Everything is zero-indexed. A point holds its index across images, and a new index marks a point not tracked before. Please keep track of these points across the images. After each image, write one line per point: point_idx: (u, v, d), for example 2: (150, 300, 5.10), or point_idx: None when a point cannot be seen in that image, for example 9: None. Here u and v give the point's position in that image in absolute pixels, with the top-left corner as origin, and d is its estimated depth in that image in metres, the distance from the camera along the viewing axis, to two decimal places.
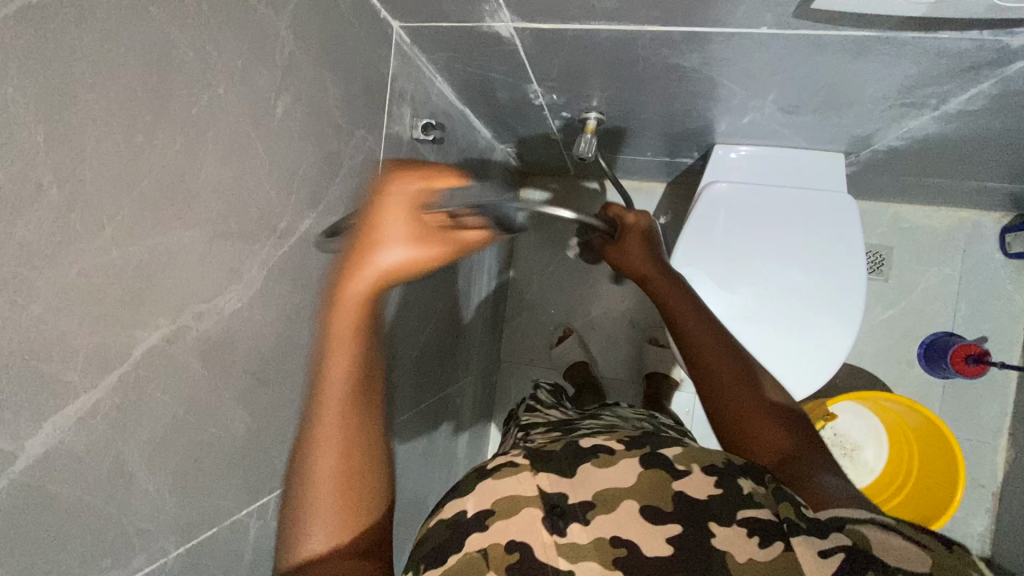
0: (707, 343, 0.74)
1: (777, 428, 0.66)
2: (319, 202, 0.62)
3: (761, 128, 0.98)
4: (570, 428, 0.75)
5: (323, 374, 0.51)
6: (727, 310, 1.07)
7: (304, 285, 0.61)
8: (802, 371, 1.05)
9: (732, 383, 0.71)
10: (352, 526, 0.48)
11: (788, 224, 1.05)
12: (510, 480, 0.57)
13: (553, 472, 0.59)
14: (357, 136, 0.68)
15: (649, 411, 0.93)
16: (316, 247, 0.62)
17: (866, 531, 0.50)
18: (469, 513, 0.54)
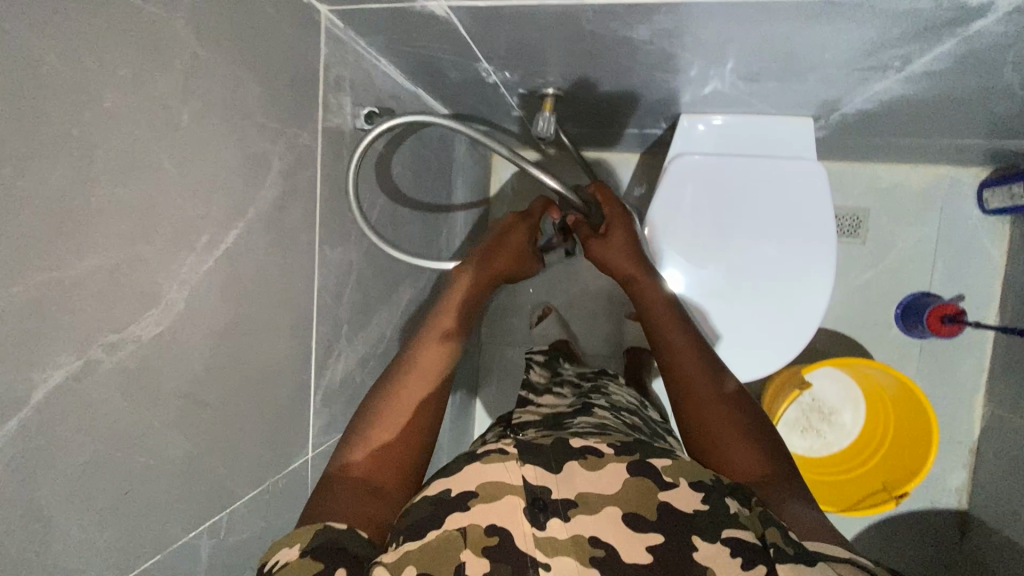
0: (689, 356, 0.77)
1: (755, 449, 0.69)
2: (248, 210, 0.59)
3: (725, 96, 0.94)
4: (558, 424, 0.74)
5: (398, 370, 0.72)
6: (698, 287, 1.05)
7: (237, 298, 0.58)
8: (770, 347, 1.05)
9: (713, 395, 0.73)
10: (376, 470, 0.64)
11: (761, 196, 1.03)
12: (498, 469, 0.61)
13: (539, 464, 0.62)
14: (288, 134, 0.64)
15: (640, 405, 0.91)
16: (246, 257, 0.59)
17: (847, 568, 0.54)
18: (454, 493, 0.59)
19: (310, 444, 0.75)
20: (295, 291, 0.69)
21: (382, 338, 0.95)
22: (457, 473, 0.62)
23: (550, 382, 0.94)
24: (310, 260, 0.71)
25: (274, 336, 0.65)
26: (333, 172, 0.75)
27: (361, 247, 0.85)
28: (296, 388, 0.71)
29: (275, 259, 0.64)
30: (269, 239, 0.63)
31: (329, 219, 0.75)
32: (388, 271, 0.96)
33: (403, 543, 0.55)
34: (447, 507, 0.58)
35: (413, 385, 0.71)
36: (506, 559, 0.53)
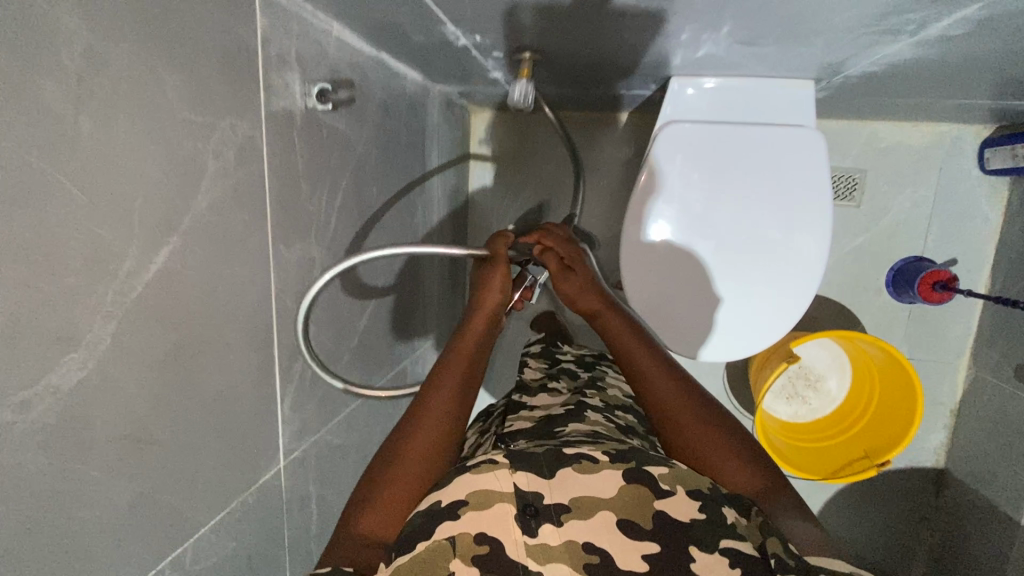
0: (665, 385, 0.76)
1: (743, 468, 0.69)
2: (179, 221, 0.52)
3: (719, 59, 0.85)
4: (550, 431, 0.71)
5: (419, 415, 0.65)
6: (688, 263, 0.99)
7: (177, 321, 0.53)
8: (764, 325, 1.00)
9: (692, 422, 0.72)
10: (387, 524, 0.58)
11: (753, 171, 0.96)
12: (487, 475, 0.58)
13: (532, 471, 0.60)
14: (222, 126, 0.56)
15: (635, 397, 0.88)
16: (183, 274, 0.53)
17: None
18: (443, 502, 0.56)
19: (281, 453, 0.72)
20: (247, 300, 0.63)
21: (353, 332, 0.90)
22: (445, 483, 0.59)
23: (546, 378, 0.88)
24: (263, 263, 0.65)
25: (226, 352, 0.60)
26: (283, 162, 0.67)
27: (323, 240, 0.78)
28: (258, 401, 0.66)
29: (220, 270, 0.58)
30: (210, 249, 0.56)
31: (282, 214, 0.68)
32: (356, 259, 0.89)
33: (394, 558, 0.53)
34: (436, 517, 0.55)
35: (425, 429, 0.64)
36: (497, 569, 0.51)
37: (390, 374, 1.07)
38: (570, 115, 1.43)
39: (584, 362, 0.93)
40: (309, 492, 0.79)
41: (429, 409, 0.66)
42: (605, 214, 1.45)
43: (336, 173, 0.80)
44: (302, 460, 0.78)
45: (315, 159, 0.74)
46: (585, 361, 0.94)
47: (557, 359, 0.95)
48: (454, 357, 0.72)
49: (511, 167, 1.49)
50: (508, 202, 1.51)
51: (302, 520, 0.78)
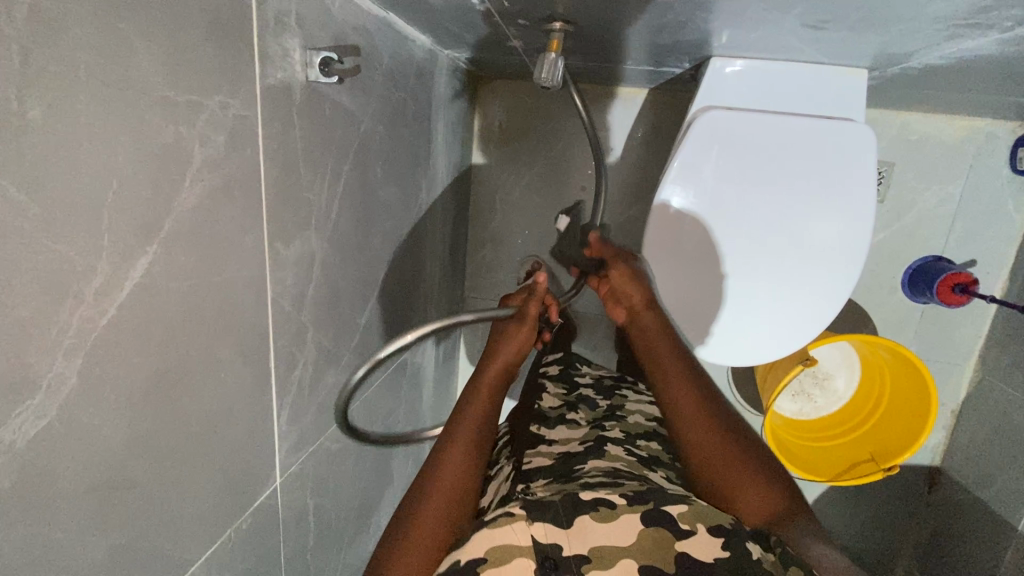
0: (688, 398, 0.72)
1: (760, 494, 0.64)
2: (158, 226, 0.43)
3: (771, 41, 0.77)
4: (569, 473, 0.67)
5: (437, 464, 0.62)
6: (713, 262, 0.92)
7: (160, 344, 0.44)
8: (786, 331, 0.95)
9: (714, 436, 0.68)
10: None
11: (793, 167, 0.88)
12: (504, 530, 0.54)
13: (549, 520, 0.56)
14: (209, 106, 0.46)
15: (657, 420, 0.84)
16: (168, 288, 0.44)
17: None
18: (461, 563, 0.52)
19: (277, 470, 0.65)
20: (241, 309, 0.54)
21: (353, 330, 0.82)
22: (462, 544, 0.55)
23: (564, 407, 0.84)
24: (258, 266, 0.56)
25: (218, 371, 0.52)
26: (281, 146, 0.57)
27: (324, 233, 0.69)
28: (255, 419, 0.59)
29: (210, 279, 0.49)
30: (197, 255, 0.47)
31: (280, 207, 0.59)
32: (359, 250, 0.80)
33: None
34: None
35: (446, 479, 0.61)
36: None
37: (389, 369, 1.00)
38: (585, 88, 1.32)
39: (603, 388, 0.89)
40: (305, 506, 0.73)
41: (450, 460, 0.62)
42: (617, 198, 1.38)
43: (340, 155, 0.70)
44: (300, 474, 0.71)
45: (316, 141, 0.64)
46: (605, 387, 0.90)
47: (576, 383, 0.90)
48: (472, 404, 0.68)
49: (520, 143, 1.39)
50: (514, 181, 1.41)
51: (298, 535, 0.73)
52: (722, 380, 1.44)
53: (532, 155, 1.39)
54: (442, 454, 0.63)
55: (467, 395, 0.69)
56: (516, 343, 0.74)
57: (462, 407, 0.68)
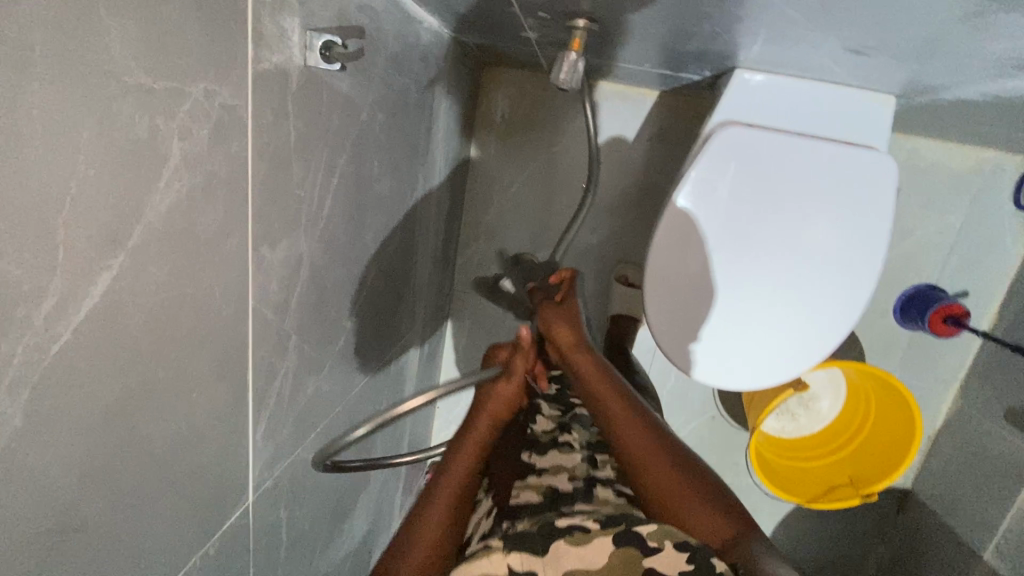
0: (646, 452, 0.69)
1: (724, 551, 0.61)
2: (126, 235, 0.37)
3: (804, 60, 0.72)
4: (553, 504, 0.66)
5: (417, 521, 0.59)
6: (719, 284, 0.89)
7: (125, 367, 0.39)
8: (788, 356, 0.92)
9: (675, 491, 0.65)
10: None
11: (810, 191, 0.85)
12: (479, 562, 0.53)
13: (525, 549, 0.54)
14: (192, 94, 0.40)
15: None
16: (135, 304, 0.39)
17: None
18: None
19: (249, 489, 0.60)
20: (218, 321, 0.49)
21: (337, 333, 0.76)
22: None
23: (557, 429, 0.80)
24: (239, 273, 0.50)
25: (189, 392, 0.47)
26: (272, 139, 0.51)
27: (314, 233, 0.63)
28: (228, 438, 0.54)
29: (183, 292, 0.43)
30: (170, 266, 0.41)
31: (266, 206, 0.52)
32: (349, 249, 0.75)
33: None
34: None
35: (427, 537, 0.58)
36: None
37: (372, 371, 0.95)
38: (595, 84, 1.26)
39: None
40: (276, 522, 0.69)
41: (430, 515, 0.59)
42: (619, 202, 1.33)
43: (335, 148, 0.64)
44: (274, 489, 0.67)
45: (311, 132, 0.58)
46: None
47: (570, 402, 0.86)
48: (459, 457, 0.65)
49: (522, 136, 1.33)
50: (513, 175, 1.36)
51: (268, 551, 0.69)
52: (707, 392, 1.43)
53: (534, 150, 1.33)
54: (422, 511, 0.60)
55: (453, 451, 0.66)
56: (503, 402, 0.72)
57: (449, 461, 0.65)
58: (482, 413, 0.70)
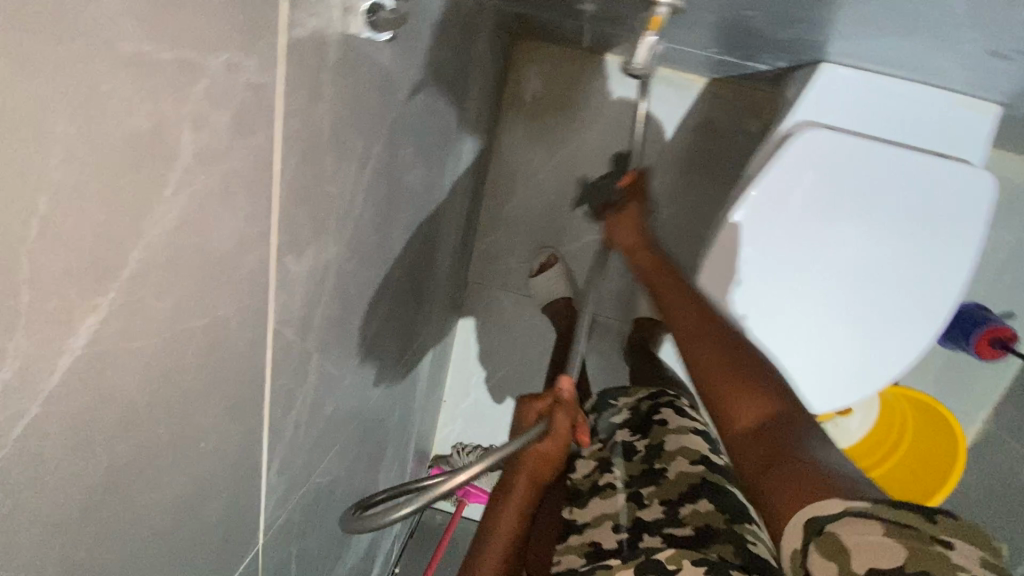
0: (701, 344, 0.66)
1: (763, 434, 0.55)
2: (118, 265, 0.27)
3: (923, 26, 0.61)
4: (591, 560, 0.67)
5: None
6: (792, 290, 0.79)
7: (114, 431, 0.30)
8: (878, 354, 0.81)
9: (729, 378, 0.61)
10: None
11: (892, 206, 0.76)
12: None
13: None
14: (210, 68, 0.29)
15: (706, 454, 0.73)
16: (129, 351, 0.29)
17: (927, 553, 0.39)
18: None
19: (259, 532, 0.52)
20: (231, 354, 0.39)
21: (358, 344, 0.67)
22: None
23: (598, 472, 0.79)
24: (258, 294, 0.40)
25: (194, 445, 0.37)
26: (304, 126, 0.41)
27: (343, 236, 0.53)
28: (238, 483, 0.45)
29: (191, 327, 0.34)
30: (176, 297, 0.32)
31: (294, 208, 0.42)
32: (376, 249, 0.64)
33: None
34: None
35: None
36: None
37: (386, 381, 0.86)
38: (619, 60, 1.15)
39: (642, 427, 0.83)
40: (284, 559, 0.60)
41: None
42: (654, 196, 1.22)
43: (371, 134, 0.53)
44: (284, 523, 0.58)
45: (346, 116, 0.47)
46: (645, 420, 0.83)
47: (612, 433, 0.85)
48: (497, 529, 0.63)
49: (553, 118, 1.21)
50: (540, 161, 1.25)
51: None
52: None
53: (566, 134, 1.22)
54: None
55: (489, 522, 0.63)
56: (542, 458, 0.64)
57: (488, 530, 0.63)
58: (520, 474, 0.65)
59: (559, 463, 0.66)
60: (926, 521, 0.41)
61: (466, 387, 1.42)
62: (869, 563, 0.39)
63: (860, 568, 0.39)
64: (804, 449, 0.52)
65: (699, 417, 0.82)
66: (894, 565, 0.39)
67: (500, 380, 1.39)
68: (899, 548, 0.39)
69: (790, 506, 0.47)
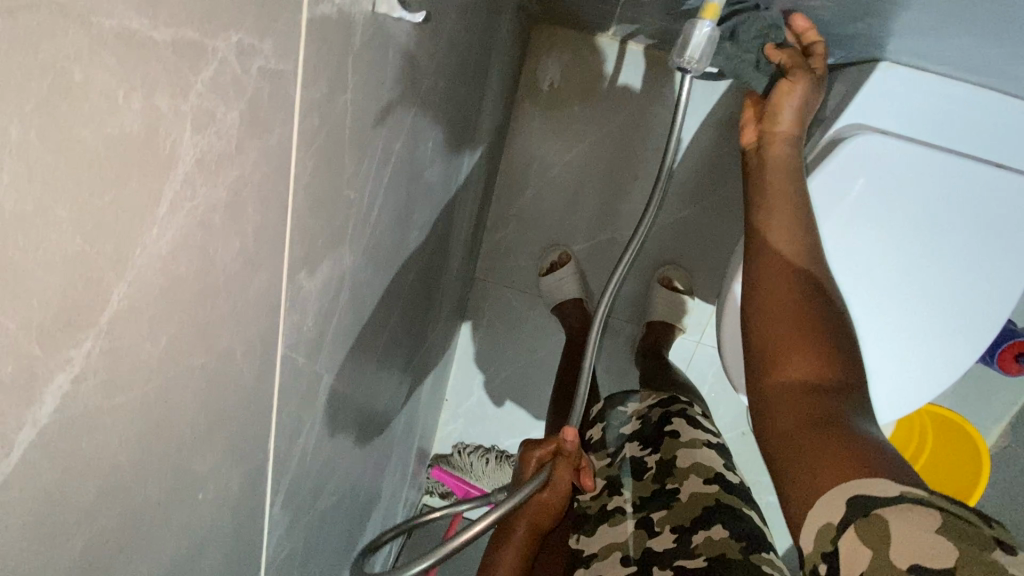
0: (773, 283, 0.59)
1: (815, 399, 0.50)
2: (98, 305, 0.21)
3: (1001, 26, 0.56)
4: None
5: None
6: (853, 288, 0.72)
7: (93, 506, 0.24)
8: (951, 337, 0.74)
9: (794, 331, 0.55)
10: None
11: (956, 202, 0.70)
12: None
13: None
14: (218, 51, 0.23)
15: (721, 472, 0.68)
16: (112, 405, 0.23)
17: (980, 554, 0.34)
18: None
19: (264, 568, 0.47)
20: (237, 389, 0.33)
21: (369, 354, 0.61)
22: None
23: (606, 492, 0.72)
24: (269, 319, 0.34)
25: (192, 496, 0.32)
26: (325, 122, 0.34)
27: (360, 243, 0.47)
28: (243, 522, 0.40)
29: (189, 366, 0.28)
30: (170, 335, 0.26)
31: (309, 217, 0.36)
32: (392, 254, 0.58)
33: None
34: None
35: None
36: None
37: (395, 389, 0.80)
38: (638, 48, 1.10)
39: (651, 435, 0.75)
40: None
41: None
42: (674, 194, 1.14)
43: (393, 128, 0.47)
44: (289, 551, 0.53)
45: (369, 109, 0.41)
46: (654, 431, 0.75)
47: (617, 443, 0.77)
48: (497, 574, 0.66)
49: (574, 108, 1.14)
50: (557, 155, 1.18)
51: None
52: (742, 408, 1.25)
53: (587, 126, 1.15)
54: None
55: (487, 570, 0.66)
56: (545, 507, 0.66)
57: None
58: (522, 524, 0.67)
59: (561, 507, 0.68)
60: (986, 525, 0.37)
61: (469, 386, 1.36)
62: (913, 559, 0.35)
63: (901, 561, 0.36)
64: (853, 420, 0.48)
65: (711, 428, 0.75)
66: (943, 565, 0.34)
67: (505, 380, 1.34)
68: (950, 547, 0.35)
69: (831, 481, 0.43)
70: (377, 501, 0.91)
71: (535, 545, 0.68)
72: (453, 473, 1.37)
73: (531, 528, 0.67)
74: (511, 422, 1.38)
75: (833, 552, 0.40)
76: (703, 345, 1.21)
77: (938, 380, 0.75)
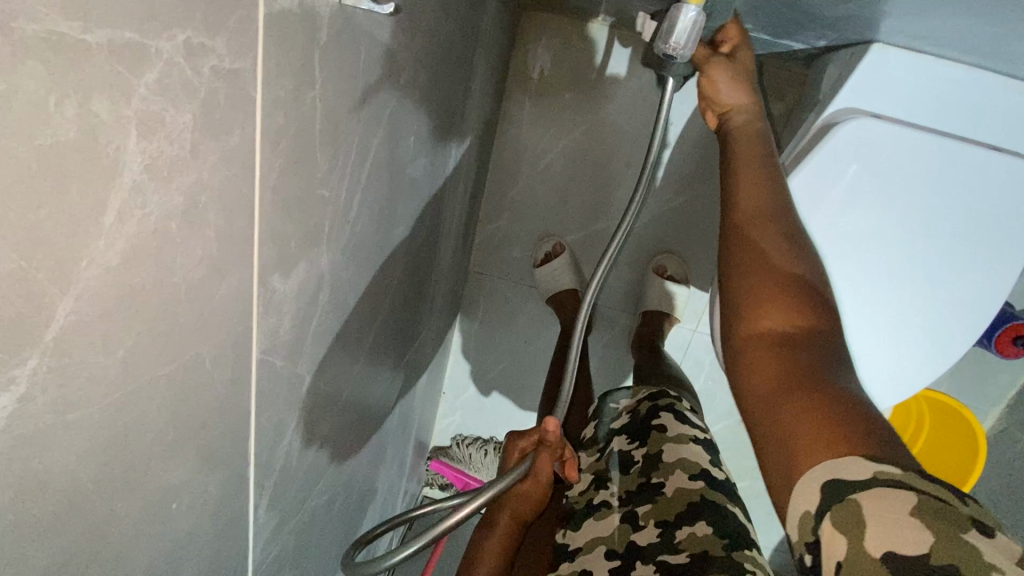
0: (749, 241, 0.56)
1: (787, 353, 0.49)
2: (43, 324, 0.20)
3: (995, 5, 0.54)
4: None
5: None
6: (850, 268, 0.71)
7: (53, 524, 0.23)
8: (950, 316, 0.73)
9: (769, 284, 0.53)
10: None
11: (955, 179, 0.68)
12: None
13: None
14: (163, 52, 0.22)
15: (707, 468, 0.67)
16: (69, 424, 0.23)
17: (957, 539, 0.35)
18: None
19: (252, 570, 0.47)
20: (209, 397, 0.33)
21: (356, 353, 0.60)
22: None
23: (593, 487, 0.72)
24: (240, 325, 0.34)
25: (165, 507, 0.32)
26: (292, 121, 0.33)
27: (339, 242, 0.46)
28: (225, 527, 0.39)
29: (154, 377, 0.27)
30: (129, 348, 0.25)
31: (280, 220, 0.35)
32: (376, 252, 0.58)
33: None
34: None
35: None
36: None
37: (387, 386, 0.80)
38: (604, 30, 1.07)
39: (640, 428, 0.74)
40: None
41: None
42: (666, 180, 1.13)
43: (369, 125, 0.46)
44: (279, 551, 0.53)
45: (341, 106, 0.39)
46: (642, 425, 0.74)
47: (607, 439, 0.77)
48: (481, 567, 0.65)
49: (564, 95, 1.12)
50: (548, 142, 1.16)
51: None
52: None
53: (578, 113, 1.13)
54: None
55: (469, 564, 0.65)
56: (525, 498, 0.66)
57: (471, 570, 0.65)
58: (504, 516, 0.67)
59: (543, 499, 0.68)
60: (960, 502, 0.38)
61: (465, 379, 1.36)
62: (887, 547, 0.36)
63: (877, 549, 0.36)
64: (835, 377, 0.46)
65: (699, 424, 0.75)
66: (918, 553, 0.35)
67: (501, 372, 1.34)
68: (926, 530, 0.36)
69: (807, 458, 0.42)
70: (374, 496, 0.92)
71: (518, 537, 0.68)
72: (452, 464, 1.38)
73: (515, 518, 0.67)
74: (509, 413, 1.38)
75: (815, 541, 0.40)
76: (699, 333, 1.21)
77: (938, 360, 0.74)
